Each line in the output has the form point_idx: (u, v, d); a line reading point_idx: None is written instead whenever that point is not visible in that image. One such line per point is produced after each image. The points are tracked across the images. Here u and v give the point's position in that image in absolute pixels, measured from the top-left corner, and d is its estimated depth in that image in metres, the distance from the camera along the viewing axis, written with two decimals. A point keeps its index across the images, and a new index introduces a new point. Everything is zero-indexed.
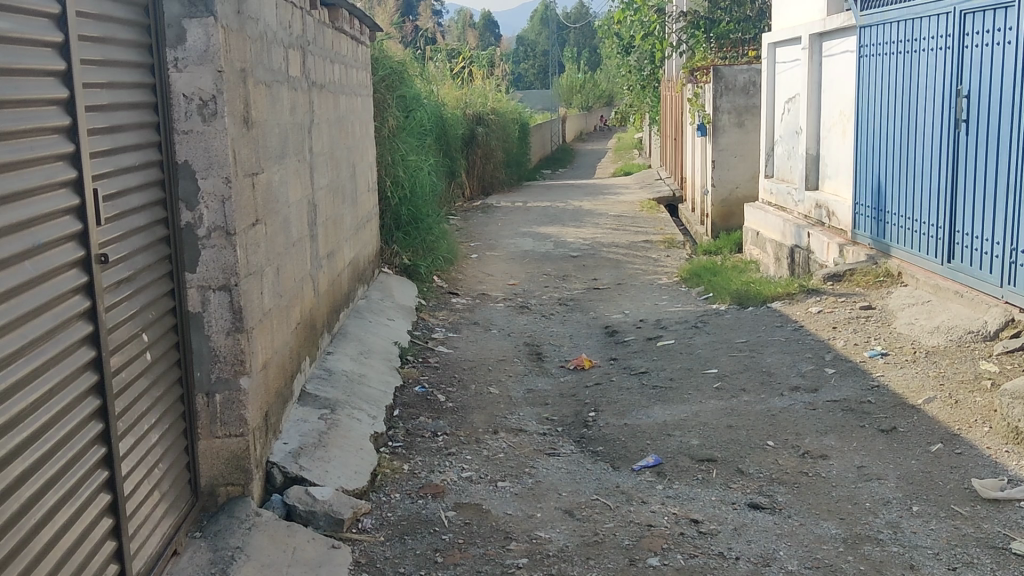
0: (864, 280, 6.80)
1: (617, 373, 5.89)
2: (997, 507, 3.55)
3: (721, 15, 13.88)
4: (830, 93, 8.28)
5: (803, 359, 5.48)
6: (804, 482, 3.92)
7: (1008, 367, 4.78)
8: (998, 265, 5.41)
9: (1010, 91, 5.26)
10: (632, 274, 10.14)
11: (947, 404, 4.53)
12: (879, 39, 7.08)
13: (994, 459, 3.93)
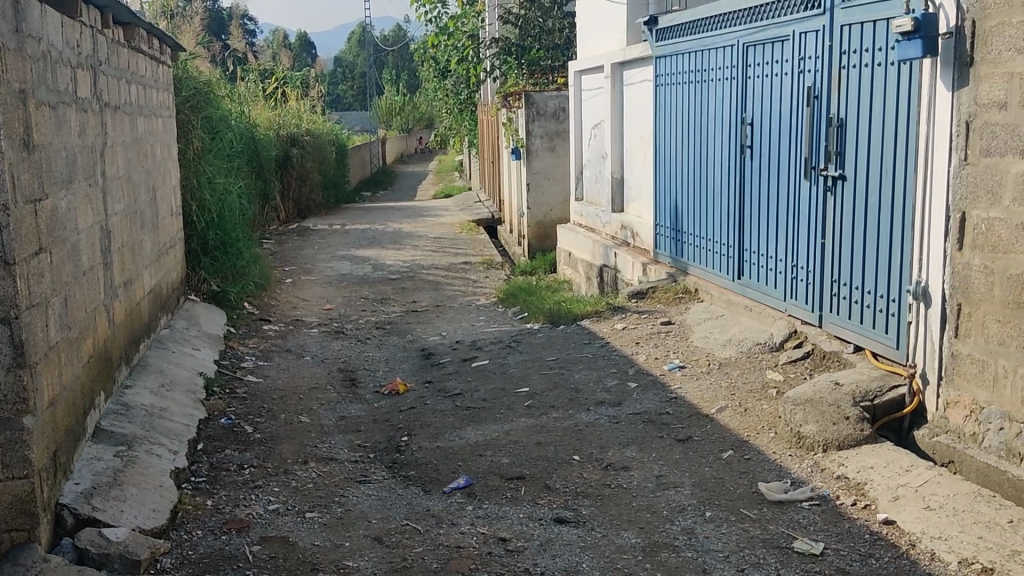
0: (664, 297, 7.10)
1: (430, 396, 5.91)
2: (781, 509, 3.79)
3: (531, 42, 14.27)
4: (630, 119, 8.67)
5: (608, 374, 5.67)
6: (606, 494, 4.06)
7: (791, 376, 5.12)
8: (781, 280, 5.84)
9: (788, 120, 5.66)
10: (450, 296, 10.23)
11: (737, 412, 4.80)
12: (672, 69, 7.48)
13: (779, 463, 4.19)
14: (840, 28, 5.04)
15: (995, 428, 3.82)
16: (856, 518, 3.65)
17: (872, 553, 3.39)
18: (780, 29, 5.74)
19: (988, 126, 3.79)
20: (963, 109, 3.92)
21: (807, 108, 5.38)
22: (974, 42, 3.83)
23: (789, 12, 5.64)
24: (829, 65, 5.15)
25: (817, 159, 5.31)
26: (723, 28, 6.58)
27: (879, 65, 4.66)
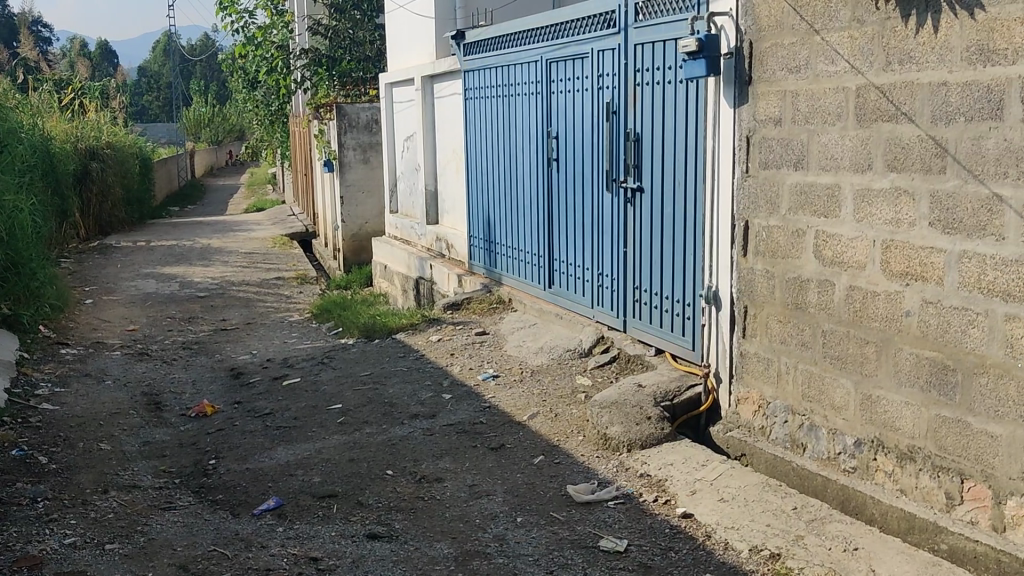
0: (479, 307, 7.18)
1: (240, 417, 5.75)
2: (589, 509, 3.91)
3: (341, 54, 14.10)
4: (442, 132, 8.74)
5: (423, 387, 5.69)
6: (419, 507, 4.07)
7: (599, 380, 5.30)
8: (588, 288, 6.04)
9: (589, 134, 5.87)
10: (262, 313, 9.98)
11: (548, 417, 4.93)
12: (480, 83, 7.61)
13: (586, 465, 4.33)
14: (633, 47, 5.27)
15: (780, 421, 4.10)
16: (657, 513, 3.80)
17: (672, 546, 3.54)
18: (579, 46, 5.94)
19: (766, 139, 4.06)
20: (744, 125, 4.18)
21: (607, 123, 5.60)
22: (751, 62, 4.10)
23: (587, 31, 5.85)
24: (624, 81, 5.38)
25: (617, 171, 5.53)
26: (526, 44, 6.75)
27: (669, 83, 4.91)
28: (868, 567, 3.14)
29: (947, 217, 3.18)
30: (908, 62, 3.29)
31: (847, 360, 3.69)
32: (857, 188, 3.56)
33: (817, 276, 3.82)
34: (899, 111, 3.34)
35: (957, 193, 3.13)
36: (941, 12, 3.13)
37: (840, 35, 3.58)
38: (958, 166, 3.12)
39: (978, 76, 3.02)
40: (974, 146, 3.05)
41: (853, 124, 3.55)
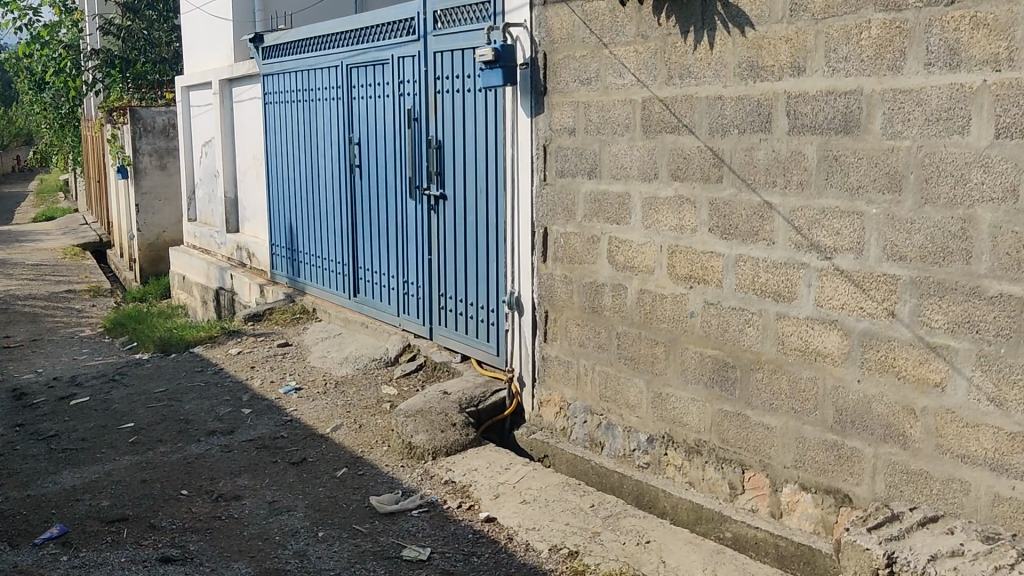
0: (282, 318, 7.00)
1: (21, 441, 5.36)
2: (392, 519, 3.87)
3: (135, 55, 13.45)
4: (242, 138, 8.48)
5: (221, 403, 5.49)
6: (216, 527, 3.92)
7: (404, 389, 5.28)
8: (394, 296, 6.01)
9: (391, 140, 5.85)
10: (49, 328, 9.37)
11: (351, 429, 4.87)
12: (280, 87, 7.43)
13: (390, 475, 4.29)
14: (433, 54, 5.28)
15: (580, 421, 4.18)
16: (460, 519, 3.80)
17: (474, 551, 3.55)
18: (380, 53, 5.90)
19: (562, 149, 4.12)
20: (540, 133, 4.24)
21: (409, 129, 5.59)
22: (545, 73, 4.17)
23: (386, 37, 5.82)
24: (424, 89, 5.39)
25: (419, 178, 5.53)
26: (324, 48, 6.65)
27: (469, 90, 4.95)
28: (659, 559, 3.26)
29: (725, 223, 3.36)
30: (687, 77, 3.44)
31: (638, 361, 3.81)
32: (643, 196, 3.69)
33: (610, 280, 3.92)
34: (681, 123, 3.48)
35: (733, 201, 3.31)
36: (716, 30, 3.31)
37: (626, 49, 3.69)
38: (734, 175, 3.30)
39: (749, 91, 3.21)
40: (747, 156, 3.24)
41: (640, 135, 3.66)
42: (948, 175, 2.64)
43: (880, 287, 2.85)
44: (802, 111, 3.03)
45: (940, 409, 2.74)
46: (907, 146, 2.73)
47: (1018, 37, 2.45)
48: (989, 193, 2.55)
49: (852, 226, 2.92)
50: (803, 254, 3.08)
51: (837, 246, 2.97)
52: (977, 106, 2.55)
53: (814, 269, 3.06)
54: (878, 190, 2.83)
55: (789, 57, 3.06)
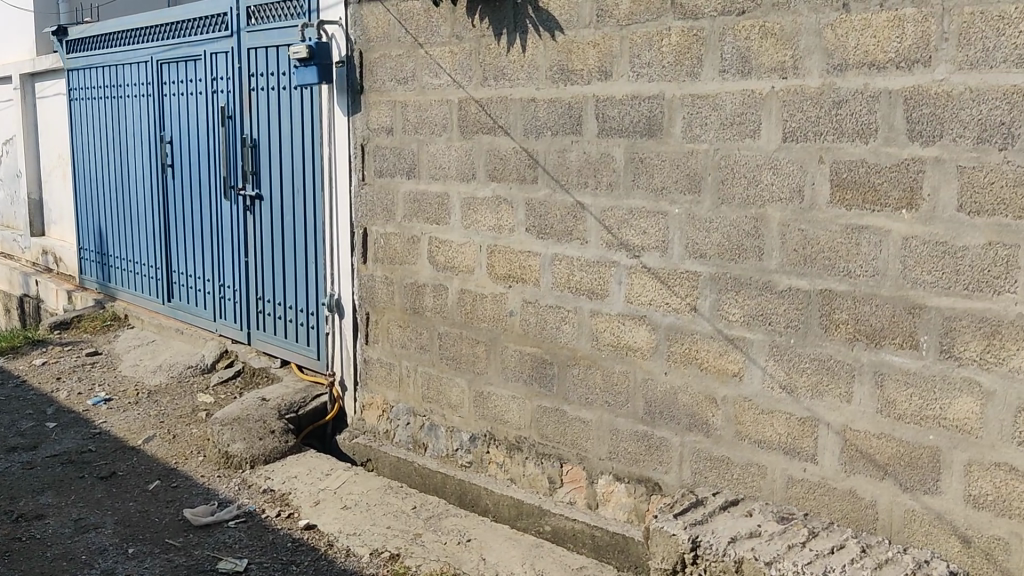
0: (91, 326, 6.65)
1: None
2: (208, 532, 3.74)
3: None
4: (46, 136, 8.00)
5: (23, 417, 5.16)
6: (15, 549, 3.68)
7: (222, 397, 5.12)
8: (210, 300, 5.81)
9: (205, 139, 5.66)
10: None
11: (164, 440, 4.68)
12: (86, 84, 7.06)
13: (206, 486, 4.14)
14: (246, 51, 5.14)
15: (403, 423, 4.17)
16: (279, 528, 3.72)
17: (293, 560, 3.47)
18: (191, 48, 5.69)
19: (379, 148, 4.09)
20: (358, 132, 4.19)
21: (222, 128, 5.42)
22: (361, 71, 4.12)
23: (198, 32, 5.62)
24: (237, 86, 5.24)
25: (234, 178, 5.37)
26: (132, 43, 6.36)
27: (284, 88, 4.85)
28: (479, 557, 3.30)
29: (539, 223, 3.41)
30: (501, 78, 3.47)
31: (459, 361, 3.83)
32: (461, 196, 3.70)
33: (430, 281, 3.91)
34: (495, 124, 3.51)
35: (547, 201, 3.36)
36: (528, 33, 3.35)
37: (441, 50, 3.70)
38: (547, 176, 3.35)
39: (559, 93, 3.26)
40: (560, 157, 3.29)
41: (457, 135, 3.68)
42: (742, 176, 2.78)
43: (684, 283, 2.97)
44: (609, 114, 3.11)
45: (739, 398, 2.88)
46: (706, 149, 2.85)
47: (801, 47, 2.60)
48: (779, 192, 2.70)
49: (657, 226, 3.02)
50: (613, 252, 3.17)
51: (644, 244, 3.07)
52: (767, 110, 2.69)
53: (623, 267, 3.14)
54: (680, 191, 2.94)
55: (597, 62, 3.12)
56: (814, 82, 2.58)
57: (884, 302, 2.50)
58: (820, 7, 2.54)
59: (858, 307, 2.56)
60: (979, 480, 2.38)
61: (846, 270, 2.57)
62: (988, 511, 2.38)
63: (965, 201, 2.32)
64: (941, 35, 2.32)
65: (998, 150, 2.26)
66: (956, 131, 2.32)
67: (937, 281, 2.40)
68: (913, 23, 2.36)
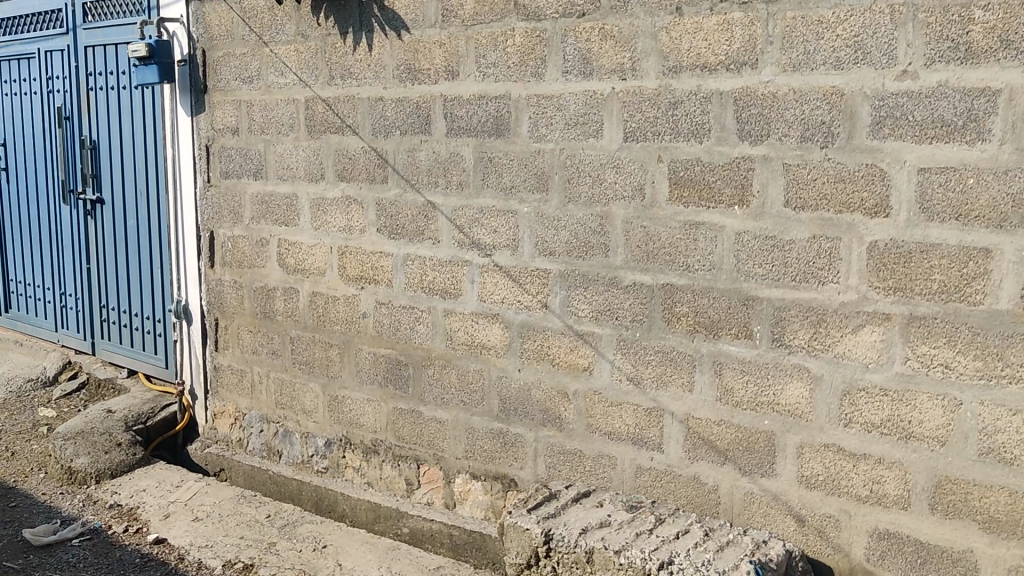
0: None
1: None
2: (49, 552, 3.56)
3: None
4: None
5: None
6: None
7: (65, 411, 4.88)
8: (50, 310, 5.55)
9: (41, 141, 5.40)
10: None
11: (2, 458, 4.43)
12: None
13: (47, 504, 3.95)
14: (83, 49, 4.92)
15: (257, 431, 4.08)
16: (126, 544, 3.58)
17: None
18: (23, 46, 5.41)
19: (225, 149, 3.98)
20: (202, 133, 4.07)
21: (59, 129, 5.17)
22: (204, 70, 4.00)
23: (30, 29, 5.35)
24: (74, 86, 5.01)
25: (73, 182, 5.14)
26: None
27: (124, 88, 4.67)
28: (335, 562, 3.26)
29: (391, 223, 3.38)
30: (348, 78, 3.44)
31: (313, 365, 3.77)
32: (311, 197, 3.64)
33: (281, 284, 3.83)
34: (344, 123, 3.47)
35: (398, 201, 3.35)
36: (373, 32, 3.33)
37: (287, 48, 3.64)
38: (397, 175, 3.33)
39: (407, 93, 3.25)
40: (409, 157, 3.28)
41: (305, 135, 3.62)
42: (587, 175, 2.83)
43: (534, 280, 3.01)
44: (457, 113, 3.12)
45: (589, 392, 2.93)
46: (550, 149, 2.90)
47: (638, 49, 2.66)
48: (621, 191, 2.76)
49: (507, 225, 3.05)
50: (464, 251, 3.18)
51: (495, 243, 3.09)
52: (607, 111, 2.75)
53: (474, 266, 3.16)
54: (528, 190, 2.97)
55: (443, 62, 3.13)
56: (651, 83, 2.65)
57: (720, 295, 2.60)
58: (654, 10, 2.61)
59: (697, 301, 2.65)
60: (810, 461, 2.51)
61: (685, 264, 2.66)
62: (819, 490, 2.51)
63: (792, 197, 2.44)
64: (766, 39, 2.42)
65: (820, 148, 2.38)
66: (782, 130, 2.43)
67: (768, 273, 2.51)
68: (740, 27, 2.46)
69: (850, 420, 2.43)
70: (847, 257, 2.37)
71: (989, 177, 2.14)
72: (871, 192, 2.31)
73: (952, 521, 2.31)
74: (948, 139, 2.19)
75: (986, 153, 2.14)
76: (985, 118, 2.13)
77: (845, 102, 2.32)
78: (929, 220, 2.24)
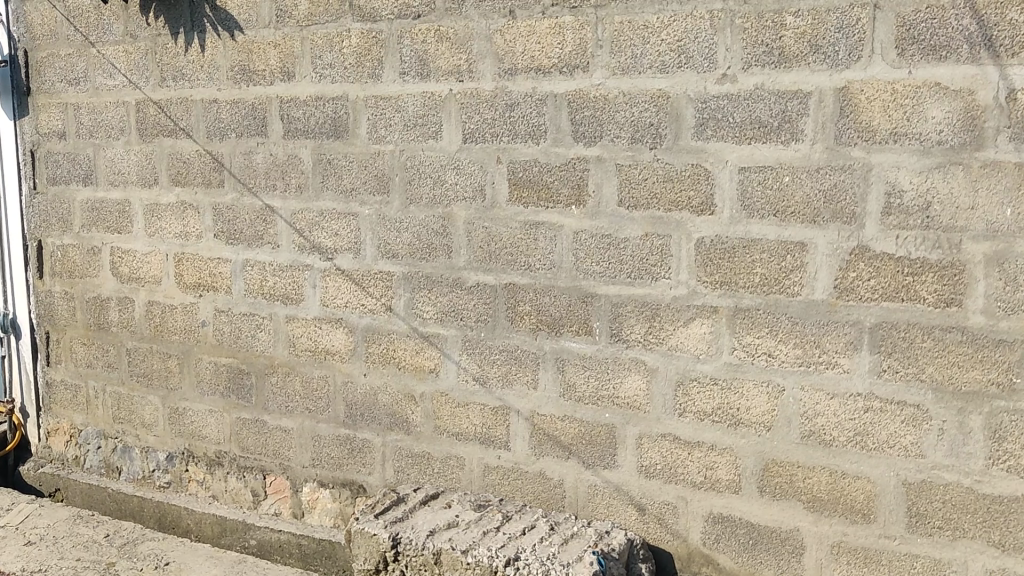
0: None
1: None
2: None
3: None
4: None
5: None
6: None
7: None
8: None
9: None
10: None
11: None
12: None
13: None
14: None
15: (93, 448, 3.91)
16: None
17: None
18: None
19: (51, 154, 3.79)
20: (26, 138, 3.86)
21: None
22: (26, 71, 3.80)
23: None
24: None
25: None
26: None
27: None
28: None
29: (228, 229, 3.30)
30: (181, 79, 3.33)
31: (152, 377, 3.64)
32: (144, 203, 3.51)
33: (115, 294, 3.68)
34: (177, 126, 3.36)
35: (235, 206, 3.27)
36: (206, 33, 3.23)
37: (115, 49, 3.50)
38: (234, 179, 3.25)
39: (242, 95, 3.18)
40: (246, 160, 3.21)
41: (136, 139, 3.49)
42: (427, 177, 2.83)
43: (377, 283, 2.99)
44: (294, 116, 3.07)
45: (435, 394, 2.94)
46: (390, 150, 2.89)
47: (473, 51, 2.69)
48: (461, 192, 2.78)
49: (348, 228, 3.02)
50: (305, 255, 3.13)
51: (336, 246, 3.06)
52: (445, 113, 2.76)
53: (316, 270, 3.12)
54: (368, 192, 2.96)
55: (279, 63, 3.07)
56: (487, 85, 2.68)
57: (560, 293, 2.66)
58: (488, 13, 2.64)
59: (538, 299, 2.70)
60: (649, 451, 2.60)
61: (525, 264, 2.70)
62: (658, 479, 2.60)
63: (625, 196, 2.51)
64: (596, 42, 2.49)
65: (649, 149, 2.46)
66: (614, 131, 2.50)
67: (605, 271, 2.57)
68: (571, 30, 2.52)
69: (685, 410, 2.52)
70: (677, 253, 2.46)
71: (803, 175, 2.27)
72: (697, 190, 2.41)
73: (779, 502, 2.44)
74: (766, 140, 2.30)
75: (799, 152, 2.26)
76: (798, 119, 2.25)
77: (671, 104, 2.41)
78: (750, 216, 2.35)
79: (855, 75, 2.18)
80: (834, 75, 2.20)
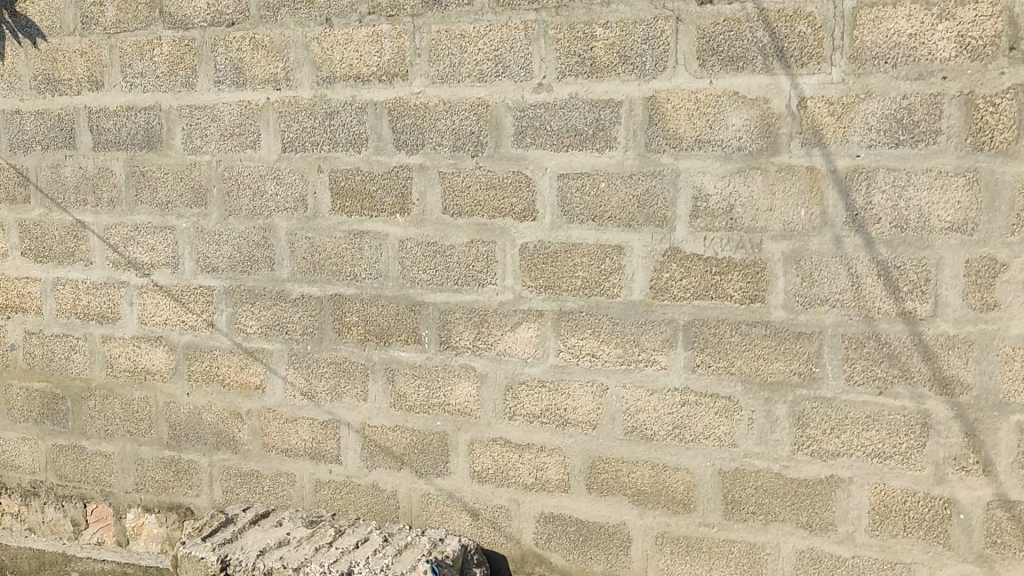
0: None
1: None
2: None
3: None
4: None
5: None
6: None
7: None
8: None
9: None
10: None
11: None
12: None
13: None
14: None
15: None
16: None
17: None
18: None
19: None
20: None
21: None
22: None
23: None
24: None
25: None
26: None
27: None
28: None
29: (35, 246, 3.12)
30: None
31: None
32: None
33: None
34: None
35: (42, 222, 3.09)
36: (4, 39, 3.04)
37: None
38: (40, 194, 3.07)
39: (46, 105, 3.01)
40: (53, 173, 3.04)
41: None
42: (247, 188, 2.77)
43: (198, 299, 2.91)
44: (103, 126, 2.94)
45: (262, 410, 2.88)
46: (206, 161, 2.81)
47: (290, 59, 2.65)
48: (283, 203, 2.73)
49: (166, 242, 2.92)
50: (120, 271, 3.01)
51: (153, 261, 2.95)
52: (264, 122, 2.71)
53: (133, 287, 3.00)
54: (186, 205, 2.87)
55: (86, 71, 2.93)
56: (305, 94, 2.65)
57: (388, 302, 2.65)
58: (304, 21, 2.60)
59: (365, 309, 2.68)
60: (480, 456, 2.63)
61: (351, 274, 2.68)
62: (490, 483, 2.63)
63: (448, 204, 2.53)
64: (414, 51, 2.50)
65: (470, 157, 2.49)
66: (435, 140, 2.52)
67: (431, 278, 2.59)
68: (388, 39, 2.52)
69: (514, 414, 2.57)
70: (502, 259, 2.50)
71: (618, 181, 2.35)
72: (519, 197, 2.45)
73: (606, 497, 2.52)
74: (582, 147, 2.37)
75: (613, 159, 2.34)
76: (611, 127, 2.33)
77: (489, 113, 2.44)
78: (569, 222, 2.41)
79: (661, 85, 2.27)
80: (642, 85, 2.29)
